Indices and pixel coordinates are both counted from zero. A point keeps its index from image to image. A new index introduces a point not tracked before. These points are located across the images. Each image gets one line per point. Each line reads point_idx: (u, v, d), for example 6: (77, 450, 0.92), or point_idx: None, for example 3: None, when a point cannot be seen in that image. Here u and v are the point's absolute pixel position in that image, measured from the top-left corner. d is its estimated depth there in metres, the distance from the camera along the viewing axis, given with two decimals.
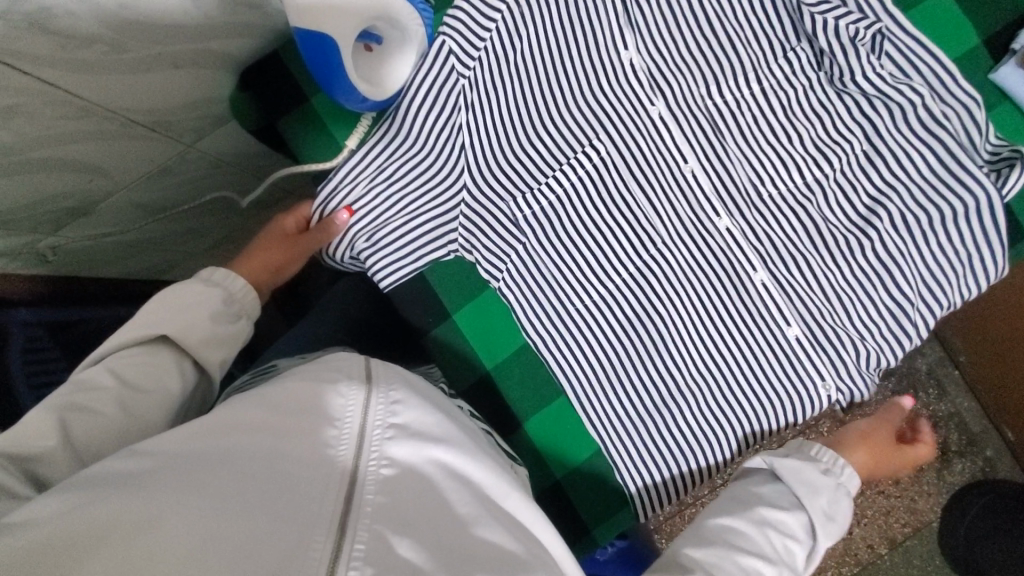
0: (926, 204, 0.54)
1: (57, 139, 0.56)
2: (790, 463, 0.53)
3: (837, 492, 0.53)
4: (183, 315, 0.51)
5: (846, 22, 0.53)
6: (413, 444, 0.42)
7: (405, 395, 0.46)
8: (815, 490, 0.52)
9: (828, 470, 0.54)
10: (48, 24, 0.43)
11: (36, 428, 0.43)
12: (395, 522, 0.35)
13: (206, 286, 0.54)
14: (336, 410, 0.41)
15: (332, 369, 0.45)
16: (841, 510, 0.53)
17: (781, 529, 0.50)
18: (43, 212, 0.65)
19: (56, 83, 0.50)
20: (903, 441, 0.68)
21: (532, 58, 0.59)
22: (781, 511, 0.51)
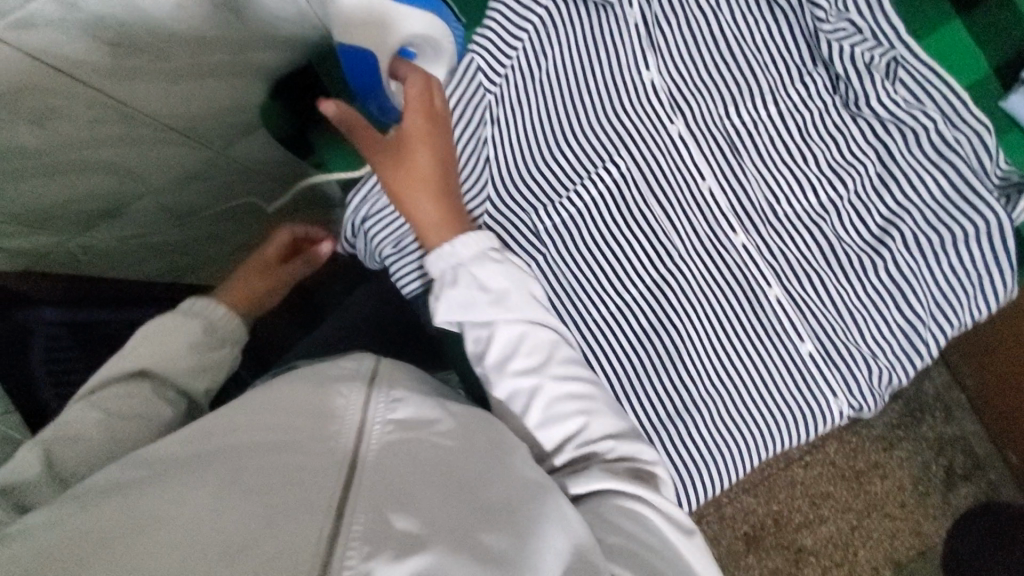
0: (939, 226, 0.57)
1: (98, 141, 0.58)
2: (449, 307, 0.51)
3: (483, 268, 0.51)
4: (165, 349, 0.55)
5: (862, 49, 0.56)
6: (412, 436, 0.39)
7: (407, 392, 0.44)
8: (469, 302, 0.51)
9: (458, 268, 0.52)
10: (104, 32, 0.46)
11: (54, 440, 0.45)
12: (396, 502, 0.34)
13: (185, 318, 0.58)
14: (337, 404, 0.40)
15: (337, 373, 0.44)
16: (496, 265, 0.52)
17: (507, 349, 0.51)
18: (77, 211, 0.68)
19: (104, 89, 0.53)
20: (416, 118, 0.53)
21: (556, 78, 0.61)
22: (493, 354, 0.51)
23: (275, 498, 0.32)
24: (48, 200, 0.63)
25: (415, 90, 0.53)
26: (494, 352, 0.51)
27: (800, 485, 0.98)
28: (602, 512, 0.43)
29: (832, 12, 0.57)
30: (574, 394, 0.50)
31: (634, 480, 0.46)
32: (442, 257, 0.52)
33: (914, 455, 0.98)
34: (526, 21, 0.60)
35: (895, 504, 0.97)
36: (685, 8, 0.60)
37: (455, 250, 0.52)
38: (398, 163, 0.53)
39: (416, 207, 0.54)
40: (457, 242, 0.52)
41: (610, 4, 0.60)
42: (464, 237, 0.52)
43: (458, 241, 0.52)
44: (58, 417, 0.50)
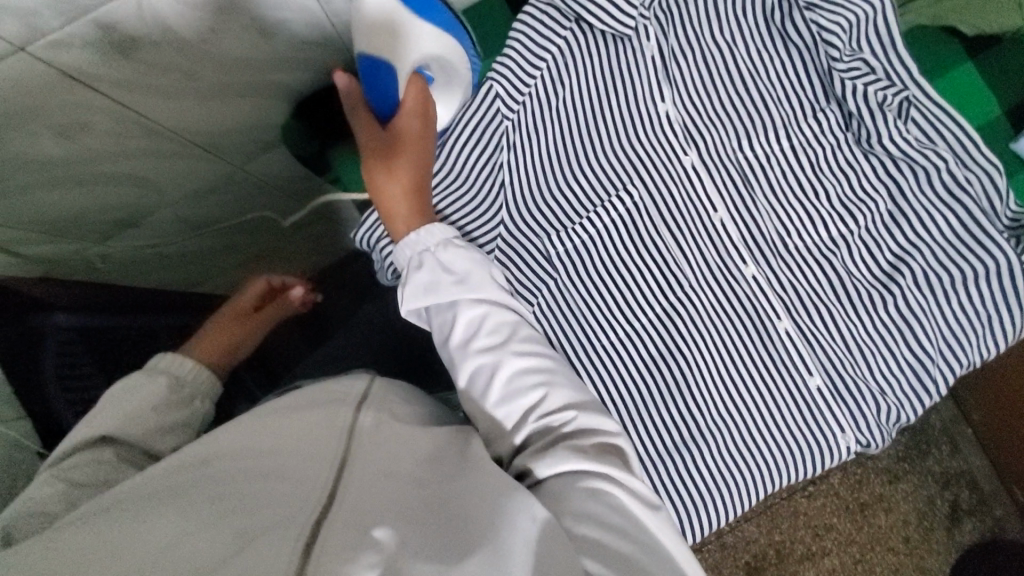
0: (949, 264, 0.57)
1: (122, 155, 0.60)
2: (415, 295, 0.50)
3: (446, 253, 0.51)
4: (131, 408, 0.53)
5: (875, 89, 0.56)
6: (392, 454, 0.40)
7: (391, 417, 0.44)
8: (434, 285, 0.50)
9: (426, 253, 0.52)
10: (136, 53, 0.48)
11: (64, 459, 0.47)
12: (373, 515, 0.34)
13: (150, 376, 0.56)
14: (321, 431, 0.41)
15: (326, 397, 0.45)
16: (461, 249, 0.52)
17: (470, 330, 0.50)
18: (96, 221, 0.69)
19: (132, 106, 0.54)
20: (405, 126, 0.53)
21: (573, 108, 0.62)
22: (457, 337, 0.49)
23: (281, 513, 0.32)
24: (70, 209, 0.65)
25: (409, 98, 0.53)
26: (458, 336, 0.49)
27: (803, 516, 0.97)
28: (567, 498, 0.41)
29: (846, 52, 0.57)
30: (532, 370, 0.48)
31: (596, 454, 0.43)
32: (412, 244, 0.52)
33: (919, 489, 0.98)
34: (546, 50, 0.60)
35: (899, 538, 0.96)
36: (702, 44, 0.61)
37: (427, 236, 0.52)
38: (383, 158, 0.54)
39: (388, 200, 0.54)
40: (421, 231, 0.52)
41: (628, 37, 0.60)
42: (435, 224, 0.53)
43: (429, 228, 0.53)
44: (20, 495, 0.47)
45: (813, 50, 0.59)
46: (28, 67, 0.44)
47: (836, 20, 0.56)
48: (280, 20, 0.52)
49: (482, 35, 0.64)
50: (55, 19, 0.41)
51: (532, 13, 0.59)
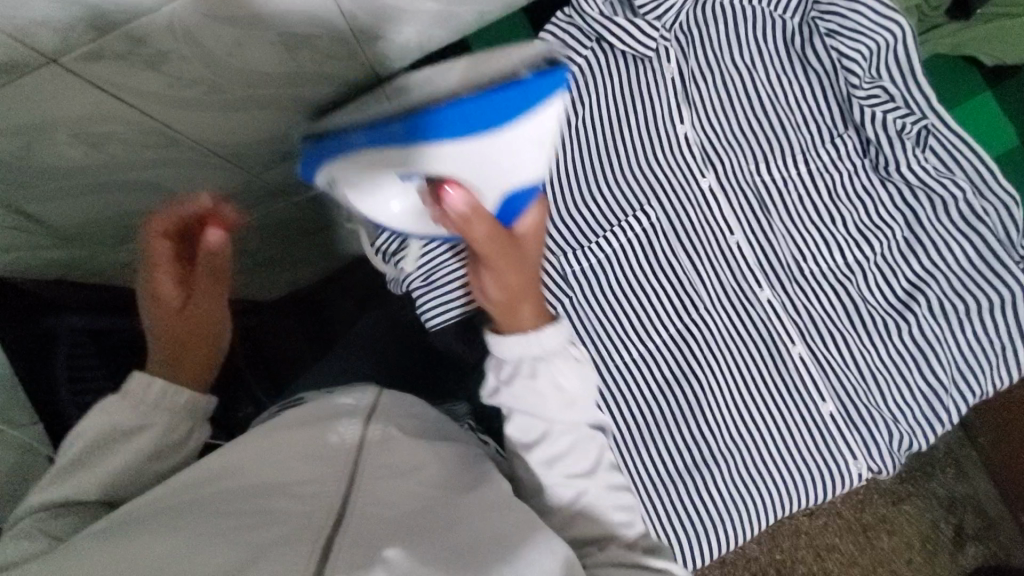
0: (965, 294, 0.57)
1: (142, 163, 0.60)
2: (513, 398, 0.47)
3: (561, 370, 0.47)
4: (109, 459, 0.44)
5: (894, 117, 0.57)
6: (403, 471, 0.40)
7: (398, 433, 0.44)
8: (541, 401, 0.46)
9: (538, 361, 0.46)
10: (164, 66, 0.48)
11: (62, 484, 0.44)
12: (380, 533, 0.33)
13: (131, 417, 0.45)
14: (328, 446, 0.41)
15: (337, 411, 0.46)
16: (577, 368, 0.48)
17: (563, 444, 0.47)
18: (113, 227, 0.69)
19: (156, 117, 0.54)
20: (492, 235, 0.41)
21: (591, 127, 0.62)
22: (545, 447, 0.47)
23: (301, 533, 0.32)
24: (88, 215, 0.65)
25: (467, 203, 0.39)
26: (547, 447, 0.47)
27: (805, 535, 0.96)
28: None
29: (866, 79, 0.57)
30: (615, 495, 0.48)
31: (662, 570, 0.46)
32: (518, 345, 0.46)
33: (924, 512, 0.97)
34: (567, 68, 0.60)
35: (901, 561, 0.95)
36: (721, 66, 0.61)
37: (537, 345, 0.46)
38: (509, 257, 0.43)
39: (508, 298, 0.45)
40: (536, 339, 0.46)
41: (648, 58, 0.60)
42: (550, 329, 0.47)
43: (543, 337, 0.46)
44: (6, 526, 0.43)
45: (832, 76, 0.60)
46: (58, 79, 0.45)
47: (857, 47, 0.56)
48: (305, 35, 0.52)
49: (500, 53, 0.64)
50: (88, 34, 0.42)
51: (554, 31, 0.59)
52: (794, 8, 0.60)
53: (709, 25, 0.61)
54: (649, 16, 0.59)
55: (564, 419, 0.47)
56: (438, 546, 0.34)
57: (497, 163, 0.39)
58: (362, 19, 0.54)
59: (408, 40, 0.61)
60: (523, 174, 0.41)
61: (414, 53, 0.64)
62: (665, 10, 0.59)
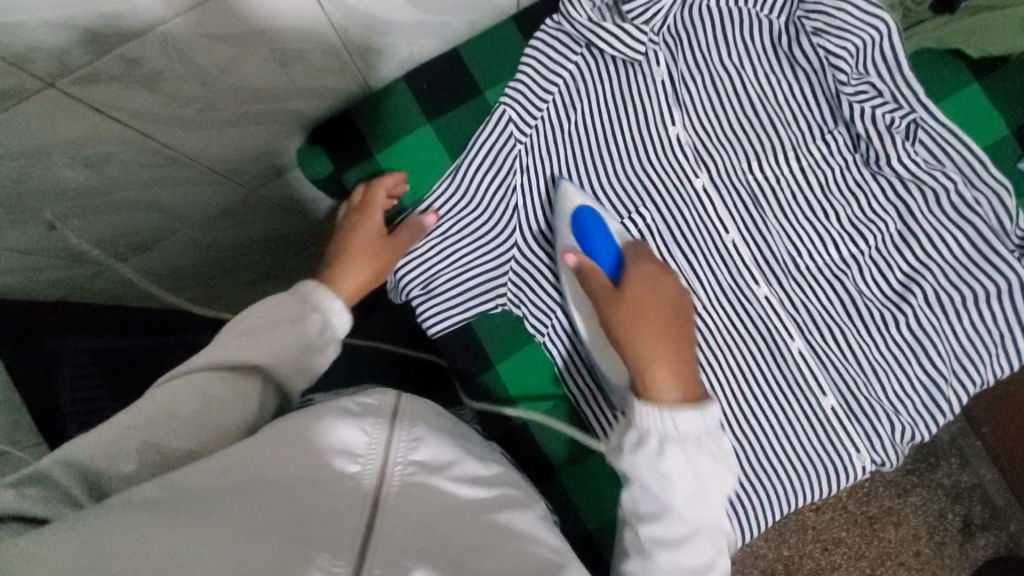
0: (960, 285, 0.58)
1: (138, 182, 0.61)
2: (642, 469, 0.50)
3: (695, 464, 0.50)
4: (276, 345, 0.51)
5: (883, 111, 0.58)
6: (426, 486, 0.41)
7: (427, 431, 0.45)
8: (663, 481, 0.50)
9: (666, 441, 0.50)
10: (161, 85, 0.49)
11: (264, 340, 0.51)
12: (411, 551, 0.34)
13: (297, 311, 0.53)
14: (357, 445, 0.41)
15: (359, 405, 0.45)
16: (706, 462, 0.50)
17: (673, 537, 0.50)
18: (111, 247, 0.70)
19: (152, 135, 0.55)
20: (613, 292, 0.54)
21: (582, 131, 0.63)
22: (654, 526, 0.51)
23: (331, 542, 0.33)
24: (90, 236, 0.66)
25: (575, 258, 0.56)
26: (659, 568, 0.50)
27: (812, 530, 0.96)
28: None
29: (853, 75, 0.58)
30: None
31: None
32: (651, 417, 0.50)
33: (929, 503, 0.97)
34: (558, 75, 0.61)
35: (909, 553, 0.95)
36: (710, 68, 0.62)
37: (670, 422, 0.50)
38: (627, 309, 0.53)
39: (630, 348, 0.52)
40: (674, 415, 0.50)
41: (638, 62, 0.61)
42: (685, 415, 0.50)
43: (679, 417, 0.50)
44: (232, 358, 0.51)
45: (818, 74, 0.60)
46: (56, 103, 0.45)
47: (844, 44, 0.57)
48: (299, 49, 0.52)
49: (491, 57, 0.64)
50: (84, 56, 0.42)
51: (543, 39, 0.60)
52: (780, 8, 0.60)
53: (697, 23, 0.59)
54: (638, 21, 0.59)
55: (682, 507, 0.50)
56: (445, 554, 0.36)
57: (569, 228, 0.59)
58: (355, 32, 0.54)
59: (400, 51, 0.61)
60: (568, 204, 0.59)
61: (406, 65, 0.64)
62: (653, 15, 0.59)
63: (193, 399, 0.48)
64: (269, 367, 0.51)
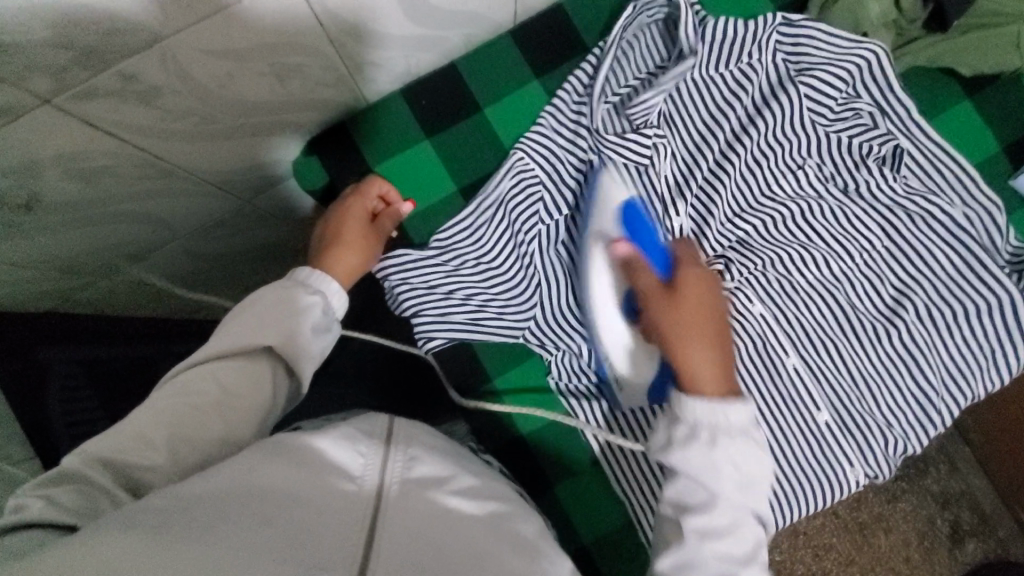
0: (951, 301, 0.59)
1: (130, 194, 0.60)
2: (688, 457, 0.49)
3: (740, 449, 0.50)
4: (284, 322, 0.51)
5: (863, 139, 0.60)
6: (421, 495, 0.41)
7: (423, 450, 0.46)
8: (712, 470, 0.49)
9: (717, 431, 0.50)
10: (157, 99, 0.48)
11: (268, 320, 0.51)
12: (413, 561, 0.35)
13: (297, 288, 0.54)
14: (354, 465, 0.42)
15: (356, 428, 0.46)
16: (753, 451, 0.51)
17: (718, 527, 0.49)
18: (101, 257, 0.69)
19: (146, 148, 0.54)
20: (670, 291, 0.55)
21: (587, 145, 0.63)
22: (701, 517, 0.49)
23: (330, 561, 0.33)
24: (80, 247, 0.65)
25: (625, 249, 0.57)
26: (687, 495, 0.50)
27: (803, 535, 0.96)
28: None
29: (838, 104, 0.60)
30: None
31: None
32: (701, 413, 0.50)
33: (919, 509, 0.98)
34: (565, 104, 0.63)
35: (899, 559, 0.96)
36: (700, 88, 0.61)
37: (722, 418, 0.50)
38: (681, 304, 0.55)
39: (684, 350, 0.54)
40: (728, 409, 0.50)
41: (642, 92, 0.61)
42: (735, 406, 0.51)
43: (727, 408, 0.50)
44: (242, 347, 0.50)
45: (806, 98, 0.60)
46: (49, 118, 0.45)
47: (833, 73, 0.59)
48: (295, 62, 0.52)
49: (489, 72, 0.65)
50: (82, 72, 0.42)
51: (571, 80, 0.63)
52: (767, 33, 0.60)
53: (723, 41, 0.60)
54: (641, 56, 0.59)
55: (725, 498, 0.49)
56: (445, 563, 0.36)
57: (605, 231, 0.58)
58: (351, 45, 0.54)
59: (395, 64, 0.61)
60: (613, 205, 0.59)
61: (401, 78, 0.64)
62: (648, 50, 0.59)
63: (210, 386, 0.48)
64: (285, 344, 0.51)
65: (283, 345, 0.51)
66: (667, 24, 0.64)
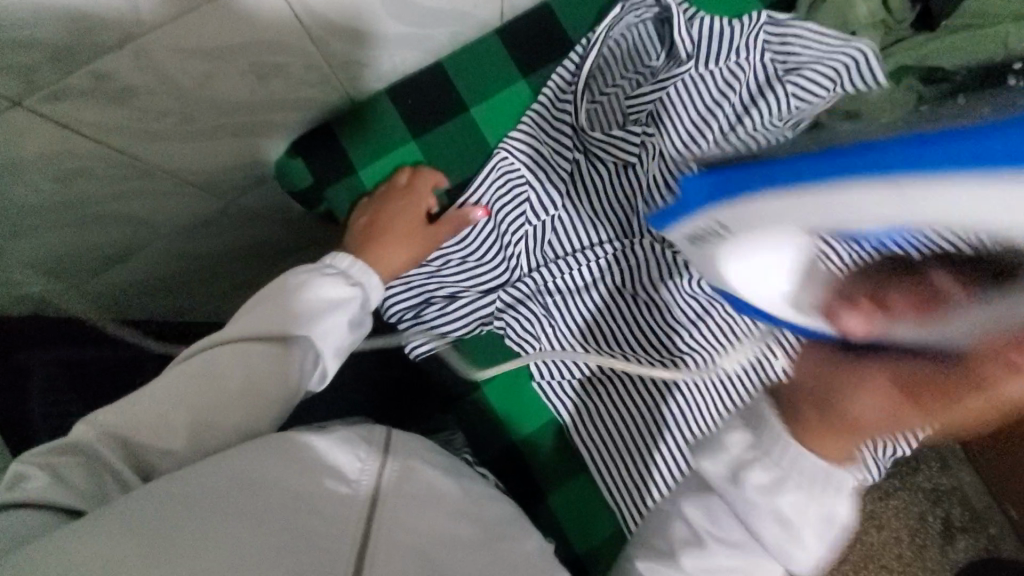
0: None
1: (112, 196, 0.59)
2: (748, 501, 0.50)
3: (817, 509, 0.49)
4: (323, 318, 0.55)
5: None
6: (416, 502, 0.45)
7: (418, 460, 0.49)
8: (769, 516, 0.49)
9: (794, 482, 0.49)
10: (135, 101, 0.48)
11: (309, 309, 0.55)
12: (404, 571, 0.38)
13: (336, 280, 0.57)
14: (353, 471, 0.45)
15: (356, 434, 0.49)
16: (835, 503, 0.49)
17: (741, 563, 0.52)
18: (84, 259, 0.68)
19: (125, 150, 0.53)
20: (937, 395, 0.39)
21: (572, 147, 0.63)
22: (733, 557, 0.52)
23: None
24: (60, 250, 0.64)
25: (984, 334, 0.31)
26: (719, 525, 0.53)
27: None
28: None
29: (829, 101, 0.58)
30: None
31: None
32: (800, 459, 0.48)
33: (910, 506, 0.98)
34: (543, 107, 0.63)
35: (890, 556, 0.96)
36: (686, 83, 0.60)
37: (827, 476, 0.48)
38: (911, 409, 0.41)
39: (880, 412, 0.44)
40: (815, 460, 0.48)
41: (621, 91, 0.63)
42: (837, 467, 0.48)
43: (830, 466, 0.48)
44: (279, 328, 0.53)
45: (794, 96, 0.58)
46: (24, 121, 0.44)
47: (822, 71, 0.57)
48: (277, 64, 0.51)
49: (477, 74, 0.64)
50: (55, 74, 0.41)
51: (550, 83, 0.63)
52: (748, 33, 0.60)
53: (709, 39, 0.60)
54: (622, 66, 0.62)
55: (766, 544, 0.50)
56: None
57: (811, 210, 0.27)
58: (333, 45, 0.53)
59: (380, 64, 0.60)
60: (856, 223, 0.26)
61: (387, 77, 0.63)
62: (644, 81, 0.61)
63: (239, 366, 0.51)
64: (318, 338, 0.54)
65: (316, 338, 0.54)
66: (657, 23, 0.63)
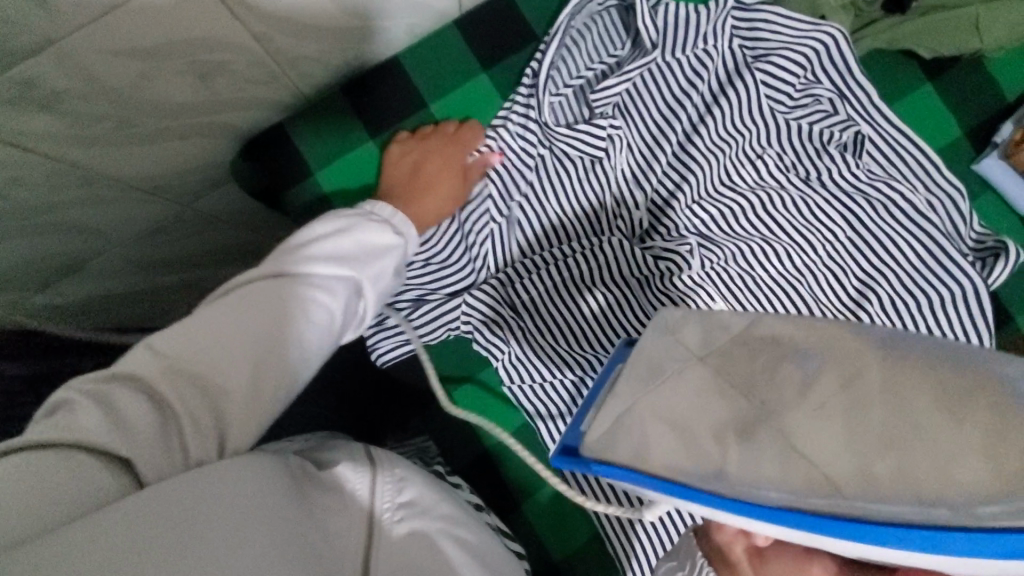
0: (915, 291, 0.55)
1: (54, 205, 0.56)
2: None
3: None
4: (376, 262, 0.53)
5: (822, 126, 0.58)
6: (416, 522, 0.45)
7: (408, 472, 0.49)
8: None
9: None
10: (64, 105, 0.44)
11: (361, 253, 0.52)
12: None
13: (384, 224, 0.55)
14: (347, 491, 0.46)
15: (339, 456, 0.49)
16: None
17: None
18: (32, 271, 0.64)
19: (61, 157, 0.50)
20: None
21: (538, 142, 0.61)
22: None
23: None
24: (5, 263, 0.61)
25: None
26: None
27: None
28: None
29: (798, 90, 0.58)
30: None
31: None
32: None
33: None
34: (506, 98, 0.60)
35: None
36: (655, 75, 0.59)
37: None
38: None
39: None
40: None
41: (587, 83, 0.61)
42: None
43: None
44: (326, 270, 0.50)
45: (763, 85, 0.58)
46: None
47: (791, 58, 0.57)
48: (218, 61, 0.48)
49: (436, 67, 0.61)
50: None
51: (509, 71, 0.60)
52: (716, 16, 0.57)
53: (675, 28, 0.58)
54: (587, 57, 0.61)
55: None
56: None
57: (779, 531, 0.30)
58: (279, 39, 0.50)
59: (333, 58, 0.57)
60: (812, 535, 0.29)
61: (343, 71, 0.60)
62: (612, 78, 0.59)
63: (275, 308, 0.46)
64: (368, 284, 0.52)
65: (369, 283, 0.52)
66: (621, 11, 0.62)
